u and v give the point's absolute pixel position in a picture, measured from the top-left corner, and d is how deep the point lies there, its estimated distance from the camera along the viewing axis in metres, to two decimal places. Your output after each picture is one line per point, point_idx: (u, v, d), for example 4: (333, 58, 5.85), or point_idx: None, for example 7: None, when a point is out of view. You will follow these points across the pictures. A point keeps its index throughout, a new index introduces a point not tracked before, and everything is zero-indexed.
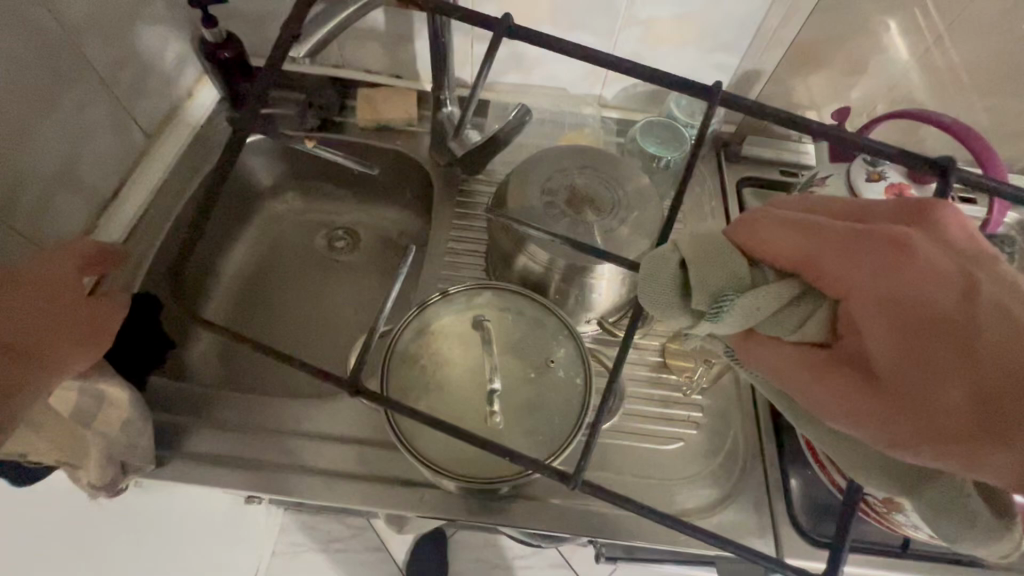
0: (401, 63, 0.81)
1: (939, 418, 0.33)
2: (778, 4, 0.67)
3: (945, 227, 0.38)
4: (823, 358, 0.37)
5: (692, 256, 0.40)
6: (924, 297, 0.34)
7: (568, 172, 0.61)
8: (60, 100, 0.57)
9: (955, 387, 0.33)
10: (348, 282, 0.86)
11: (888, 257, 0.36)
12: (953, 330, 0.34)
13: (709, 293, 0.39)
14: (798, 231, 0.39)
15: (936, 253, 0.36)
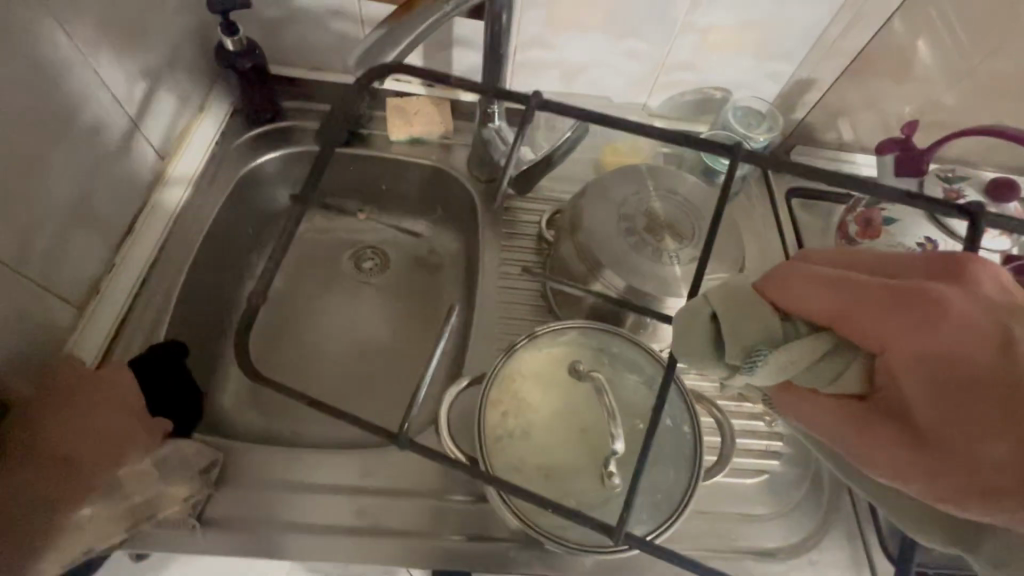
0: (435, 71, 0.75)
1: (988, 478, 0.26)
2: (842, 15, 0.66)
3: (988, 275, 0.31)
4: (859, 411, 0.30)
5: (727, 303, 0.35)
6: (959, 354, 0.28)
7: (644, 196, 0.59)
8: (75, 125, 0.51)
9: (1002, 442, 0.26)
10: (378, 306, 0.78)
11: (915, 311, 0.30)
12: (993, 386, 0.27)
13: (742, 344, 0.33)
14: (821, 284, 0.33)
15: (973, 303, 0.29)
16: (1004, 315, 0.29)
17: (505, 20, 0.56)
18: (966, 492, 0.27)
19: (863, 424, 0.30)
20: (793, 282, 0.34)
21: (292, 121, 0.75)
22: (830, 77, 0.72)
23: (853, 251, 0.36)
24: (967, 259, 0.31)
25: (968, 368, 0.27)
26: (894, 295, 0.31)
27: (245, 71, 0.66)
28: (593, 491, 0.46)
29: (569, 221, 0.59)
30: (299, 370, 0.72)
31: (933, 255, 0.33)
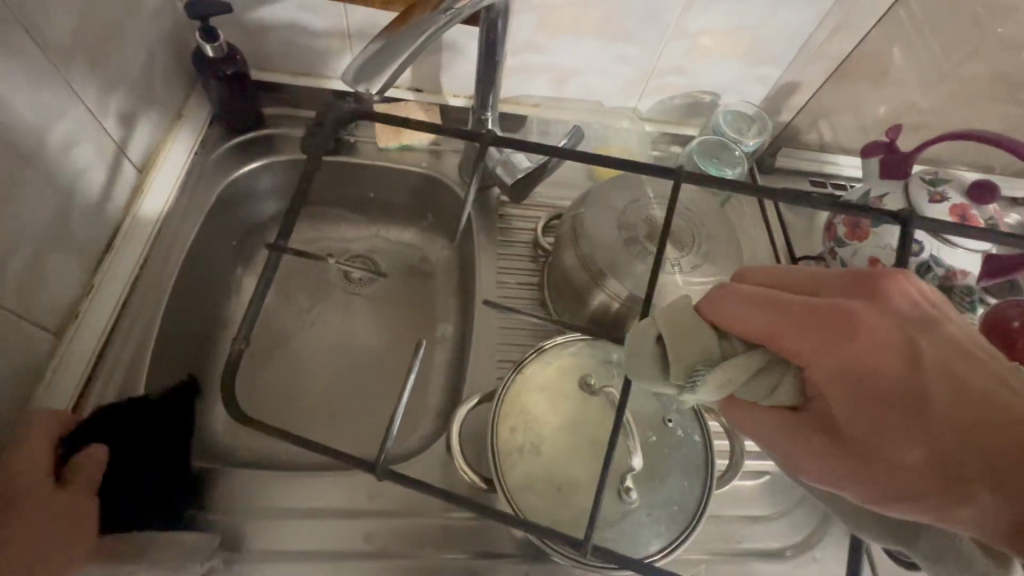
0: (424, 76, 0.73)
1: (903, 481, 0.27)
2: (826, 21, 0.67)
3: (900, 291, 0.32)
4: (795, 424, 0.31)
5: (669, 327, 0.36)
6: (872, 368, 0.29)
7: (642, 204, 0.59)
8: (46, 138, 0.48)
9: (912, 448, 0.27)
10: (369, 317, 0.76)
11: (833, 330, 0.30)
12: (902, 397, 0.28)
13: (684, 365, 0.34)
14: (754, 305, 0.33)
15: (884, 318, 0.30)
16: (911, 328, 0.30)
17: (501, 26, 0.55)
18: (889, 497, 0.28)
19: (797, 435, 0.31)
20: (730, 303, 0.34)
21: (276, 128, 0.72)
22: (814, 81, 0.74)
23: (785, 269, 0.36)
24: (886, 275, 0.33)
25: (881, 381, 0.28)
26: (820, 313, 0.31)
27: (225, 77, 0.64)
28: (611, 506, 0.45)
29: (570, 231, 0.59)
30: (291, 389, 0.69)
31: (853, 273, 0.34)
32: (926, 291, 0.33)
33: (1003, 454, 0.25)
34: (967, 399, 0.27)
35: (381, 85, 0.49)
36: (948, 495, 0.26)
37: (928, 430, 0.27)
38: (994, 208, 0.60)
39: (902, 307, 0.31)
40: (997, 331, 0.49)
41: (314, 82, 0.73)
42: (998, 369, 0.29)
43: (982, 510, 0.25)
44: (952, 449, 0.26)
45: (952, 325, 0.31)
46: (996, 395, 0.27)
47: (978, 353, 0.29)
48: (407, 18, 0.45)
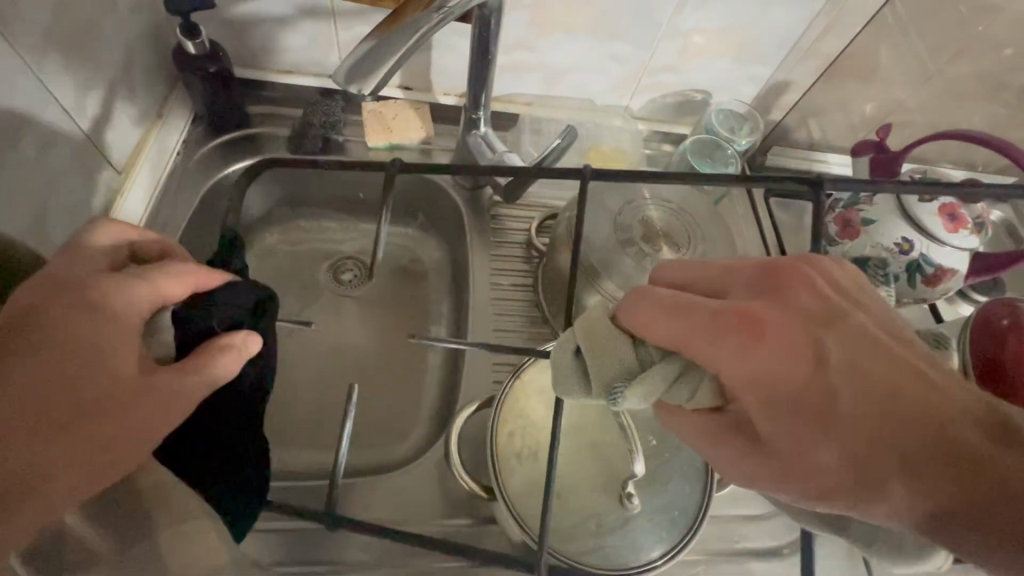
0: (414, 75, 0.71)
1: (822, 480, 0.29)
2: (816, 21, 0.68)
3: (806, 284, 0.32)
4: (716, 424, 0.32)
5: (589, 342, 0.36)
6: (782, 372, 0.29)
7: (638, 204, 0.59)
8: (21, 142, 0.47)
9: (826, 450, 0.28)
10: (359, 320, 0.74)
11: (740, 334, 0.30)
12: (813, 401, 0.29)
13: (603, 382, 0.35)
14: (665, 313, 0.32)
15: (790, 319, 0.30)
16: (819, 325, 0.30)
17: (495, 26, 0.54)
18: (810, 495, 0.29)
19: (718, 437, 0.32)
20: (643, 310, 0.33)
21: (262, 127, 0.70)
22: (805, 80, 0.75)
23: (696, 264, 0.36)
24: (785, 272, 0.32)
25: (790, 386, 0.29)
26: (721, 319, 0.30)
27: (209, 75, 0.62)
28: (613, 512, 0.46)
29: (567, 231, 0.59)
30: (278, 396, 0.67)
31: (760, 266, 0.33)
32: (825, 283, 0.32)
33: (910, 450, 0.27)
34: (875, 396, 0.28)
35: (376, 84, 0.47)
36: (867, 491, 0.28)
37: (840, 432, 0.28)
38: (982, 208, 0.59)
39: (803, 307, 0.31)
40: (986, 332, 0.48)
41: (303, 81, 0.72)
42: (906, 357, 0.29)
43: (894, 504, 0.27)
44: (863, 449, 0.28)
45: (854, 319, 0.31)
46: (902, 390, 0.28)
47: (886, 342, 0.30)
48: (399, 15, 0.44)
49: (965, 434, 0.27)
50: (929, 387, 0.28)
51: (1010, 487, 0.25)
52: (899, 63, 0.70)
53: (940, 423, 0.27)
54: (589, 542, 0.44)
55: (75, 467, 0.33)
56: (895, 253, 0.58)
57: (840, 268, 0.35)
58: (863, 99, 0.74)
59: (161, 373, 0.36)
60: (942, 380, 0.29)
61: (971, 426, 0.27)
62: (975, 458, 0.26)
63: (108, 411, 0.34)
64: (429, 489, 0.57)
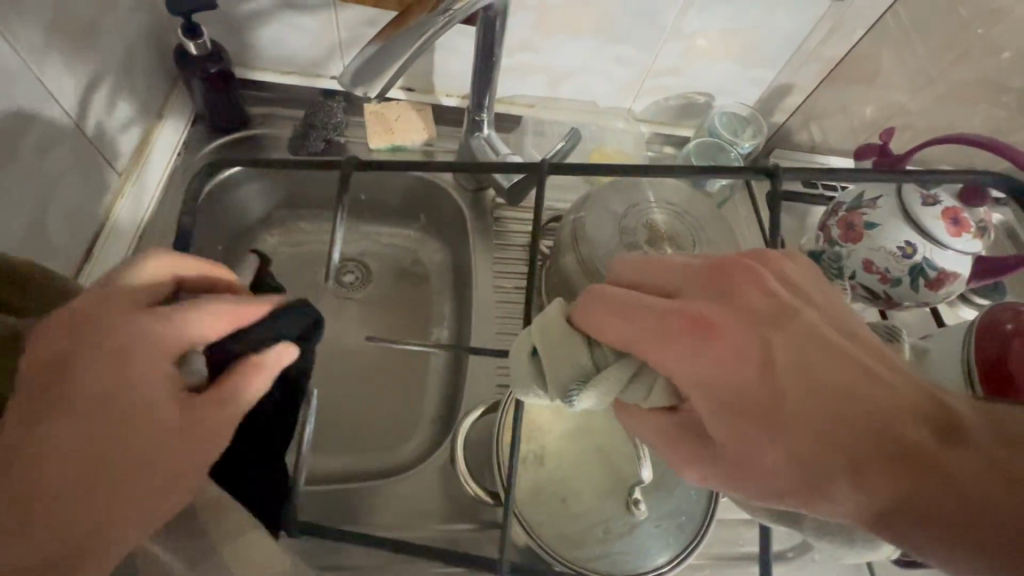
0: (417, 76, 0.71)
1: (773, 482, 0.27)
2: (820, 24, 0.68)
3: (753, 283, 0.32)
4: (670, 425, 0.31)
5: (545, 346, 0.36)
6: (729, 373, 0.28)
7: (643, 208, 0.59)
8: (22, 143, 0.46)
9: (775, 449, 0.27)
10: (361, 322, 0.73)
11: (688, 336, 0.29)
12: (761, 403, 0.27)
13: (559, 384, 0.35)
14: (617, 316, 0.32)
15: (737, 318, 0.30)
16: (766, 324, 0.29)
17: (500, 28, 0.54)
18: (763, 496, 0.28)
19: (674, 437, 0.31)
20: (597, 311, 0.34)
21: (264, 127, 0.70)
22: (807, 83, 0.75)
23: (650, 263, 0.35)
24: (733, 273, 0.32)
25: (739, 387, 0.28)
26: (666, 321, 0.30)
27: (211, 76, 0.61)
28: (621, 518, 0.47)
29: (570, 235, 0.59)
30: None
31: (710, 265, 0.33)
32: (774, 282, 0.32)
33: (857, 448, 0.25)
34: (822, 394, 0.27)
35: (382, 87, 0.47)
36: (818, 491, 0.26)
37: (790, 433, 0.27)
38: (986, 210, 0.58)
39: (749, 307, 0.30)
40: (991, 337, 0.48)
41: (305, 82, 0.71)
42: (852, 351, 0.28)
43: (845, 503, 0.26)
44: (811, 450, 0.26)
45: (803, 317, 0.30)
46: (850, 386, 0.27)
47: (834, 340, 0.29)
48: (404, 19, 0.44)
49: (916, 432, 0.25)
50: (876, 383, 0.27)
51: (958, 483, 0.24)
52: (900, 66, 0.69)
53: (891, 421, 0.26)
54: (596, 550, 0.45)
55: (126, 511, 0.29)
56: (898, 257, 0.58)
57: (794, 263, 0.34)
58: (865, 102, 0.74)
59: (195, 401, 0.33)
60: (889, 376, 0.27)
61: (920, 421, 0.26)
62: (926, 456, 0.25)
63: (143, 447, 0.30)
64: (433, 493, 0.57)
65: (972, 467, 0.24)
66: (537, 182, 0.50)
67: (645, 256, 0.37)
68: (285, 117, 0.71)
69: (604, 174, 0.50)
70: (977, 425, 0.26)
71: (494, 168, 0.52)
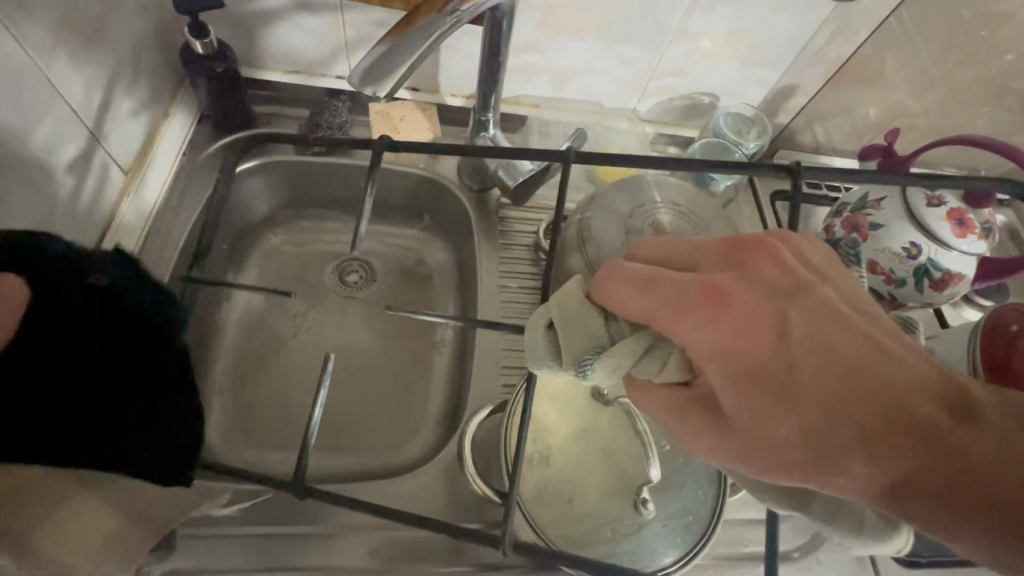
0: (422, 75, 0.71)
1: (783, 455, 0.27)
2: (826, 24, 0.68)
3: (771, 257, 0.31)
4: (681, 403, 0.31)
5: (561, 317, 0.36)
6: (745, 347, 0.28)
7: (649, 207, 0.59)
8: (28, 141, 0.46)
9: (789, 423, 0.27)
10: (366, 322, 0.73)
11: (705, 306, 0.29)
12: (776, 377, 0.27)
13: (573, 355, 0.35)
14: (633, 289, 0.31)
15: (755, 292, 0.29)
16: (782, 299, 0.29)
17: (507, 27, 0.54)
18: (772, 470, 0.28)
19: (683, 413, 0.31)
20: (611, 284, 0.32)
21: (268, 127, 0.70)
22: (812, 84, 0.75)
23: (666, 241, 0.35)
24: (753, 247, 0.31)
25: (754, 361, 0.27)
26: (684, 292, 0.29)
27: (216, 75, 0.61)
28: (627, 517, 0.47)
29: (576, 234, 0.59)
30: (283, 397, 0.67)
31: (726, 240, 0.32)
32: (791, 257, 0.31)
33: (869, 423, 0.26)
34: (837, 369, 0.27)
35: (391, 86, 0.47)
36: (829, 465, 0.26)
37: (801, 405, 0.27)
38: (989, 213, 0.58)
39: (766, 281, 0.30)
40: (996, 339, 0.48)
41: (310, 82, 0.71)
42: (866, 326, 0.28)
43: (854, 476, 0.26)
44: (823, 424, 0.26)
45: (820, 292, 0.30)
46: (865, 362, 0.27)
47: (850, 316, 0.29)
48: (412, 19, 0.44)
49: (926, 408, 0.26)
50: (888, 360, 0.27)
51: (962, 458, 0.25)
52: (904, 68, 0.69)
53: (902, 396, 0.26)
54: (602, 549, 0.45)
55: None
56: (903, 258, 0.58)
57: (808, 243, 0.34)
58: (868, 103, 0.74)
59: None
60: (901, 353, 0.28)
61: (930, 398, 0.26)
62: (933, 431, 0.25)
63: None
64: (437, 493, 0.57)
65: (979, 444, 0.25)
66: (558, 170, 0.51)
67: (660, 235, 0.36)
68: (290, 117, 0.71)
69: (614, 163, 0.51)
70: (987, 403, 0.26)
71: (511, 154, 0.52)
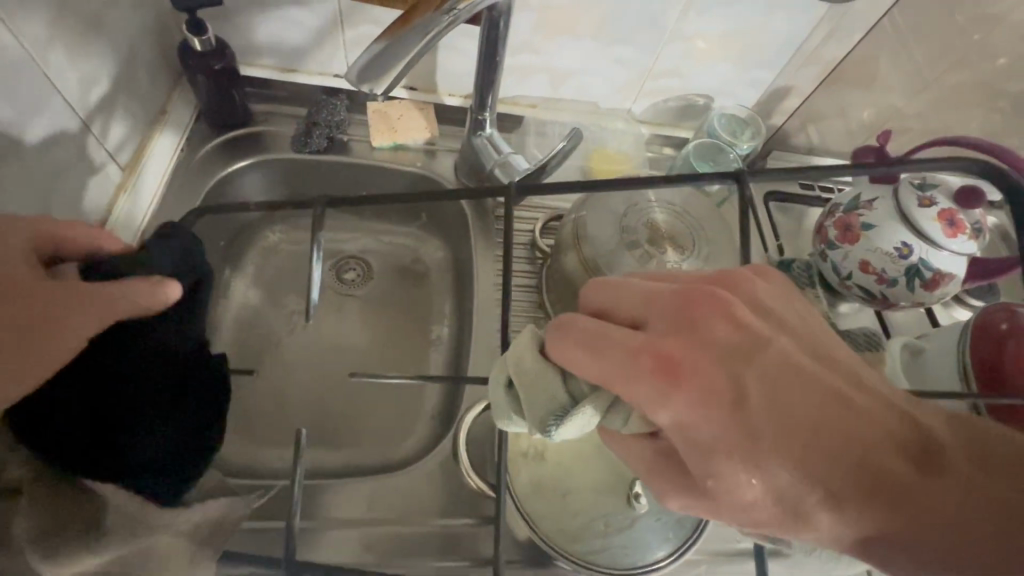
0: (421, 74, 0.71)
1: (753, 515, 0.28)
2: (822, 25, 0.68)
3: (721, 311, 0.30)
4: (650, 453, 0.31)
5: (517, 375, 0.34)
6: (702, 414, 0.27)
7: (644, 207, 0.59)
8: (25, 136, 0.47)
9: (754, 488, 0.27)
10: (362, 322, 0.73)
11: (656, 379, 0.27)
12: (739, 443, 0.27)
13: (536, 418, 0.33)
14: (586, 352, 0.30)
15: (705, 355, 0.28)
16: (735, 362, 0.28)
17: (503, 27, 0.54)
18: (744, 525, 0.28)
19: (655, 465, 0.31)
20: (564, 349, 0.31)
21: (264, 125, 0.70)
22: (806, 85, 0.76)
23: (618, 286, 0.32)
24: (704, 301, 0.30)
25: (715, 426, 0.27)
26: (635, 363, 0.28)
27: (214, 73, 0.61)
28: (621, 512, 0.47)
29: (571, 234, 0.59)
30: (279, 395, 0.67)
31: (676, 288, 0.31)
32: (738, 305, 0.30)
33: (835, 484, 0.26)
34: (797, 432, 0.27)
35: (386, 86, 0.48)
36: (799, 524, 0.27)
37: (768, 469, 0.27)
38: (980, 213, 0.58)
39: (717, 344, 0.28)
40: (984, 338, 0.49)
41: (308, 80, 0.72)
42: (827, 380, 0.28)
43: (825, 533, 0.27)
44: (788, 485, 0.27)
45: (777, 350, 0.29)
46: (830, 424, 0.27)
47: (808, 369, 0.28)
48: (410, 17, 0.44)
49: (892, 460, 0.27)
50: (854, 416, 0.27)
51: (930, 508, 0.26)
52: (899, 71, 0.70)
53: (866, 453, 0.26)
54: (595, 542, 0.46)
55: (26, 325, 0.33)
56: (894, 257, 0.59)
57: (763, 282, 0.33)
58: (863, 106, 0.75)
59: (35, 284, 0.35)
60: (867, 405, 0.28)
61: (896, 451, 0.27)
62: (902, 485, 0.26)
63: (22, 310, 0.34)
64: (430, 491, 0.57)
65: (941, 494, 0.26)
66: (507, 213, 0.47)
67: (609, 275, 0.34)
68: (291, 116, 0.72)
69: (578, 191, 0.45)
70: (949, 446, 0.28)
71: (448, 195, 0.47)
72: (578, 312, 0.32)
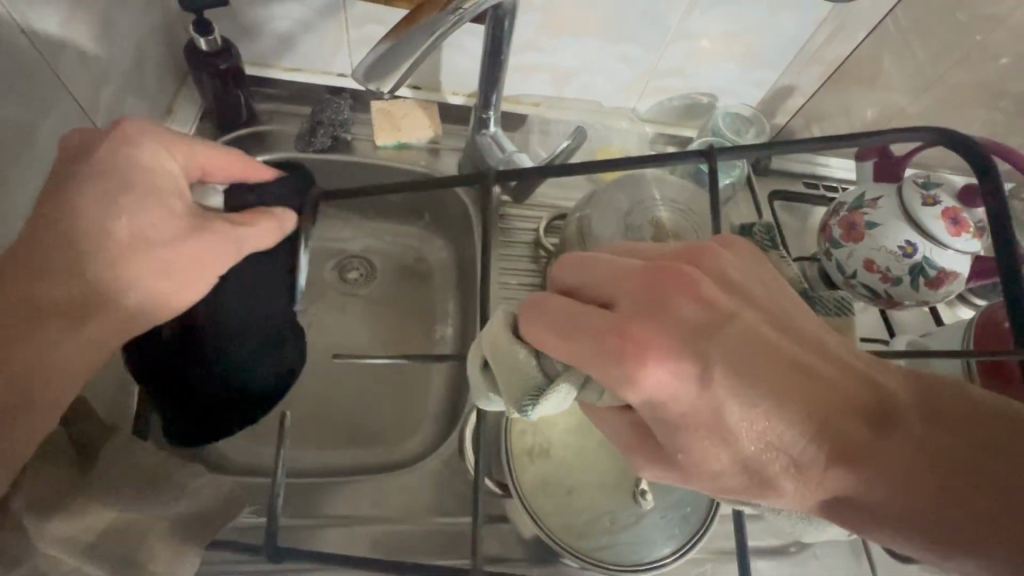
0: (425, 73, 0.71)
1: (721, 481, 0.29)
2: (826, 24, 0.68)
3: (688, 289, 0.29)
4: (630, 431, 0.31)
5: (490, 356, 0.35)
6: (673, 392, 0.27)
7: (649, 205, 0.59)
8: (35, 133, 0.47)
9: (720, 457, 0.28)
10: (365, 320, 0.73)
11: (621, 358, 0.27)
12: (708, 417, 0.27)
13: (510, 398, 0.33)
14: (557, 333, 0.30)
15: (668, 332, 0.27)
16: (700, 339, 0.28)
17: (508, 26, 0.54)
18: (715, 490, 0.30)
19: (633, 441, 0.31)
20: (537, 329, 0.31)
21: (267, 124, 0.70)
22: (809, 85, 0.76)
23: (587, 262, 0.32)
24: (673, 278, 0.29)
25: (682, 403, 0.27)
26: (603, 342, 0.28)
27: (219, 72, 0.62)
28: (625, 509, 0.48)
29: (577, 231, 0.60)
30: None
31: (643, 266, 0.30)
32: (705, 280, 0.30)
33: (795, 449, 0.27)
34: (761, 405, 0.27)
35: (393, 84, 0.48)
36: (766, 487, 0.28)
37: (735, 443, 0.27)
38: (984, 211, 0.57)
39: (683, 320, 0.28)
40: (988, 334, 0.49)
41: (314, 81, 0.72)
42: (795, 353, 0.28)
43: (787, 493, 0.28)
44: (753, 454, 0.28)
45: (742, 323, 0.28)
46: (793, 394, 0.27)
47: (775, 341, 0.28)
48: (415, 16, 0.44)
49: (850, 423, 0.27)
50: (817, 385, 0.27)
51: (884, 464, 0.27)
52: (901, 70, 0.70)
53: (828, 420, 0.27)
54: (600, 539, 0.46)
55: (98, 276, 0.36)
56: (898, 257, 0.59)
57: (729, 254, 0.33)
58: (866, 105, 0.75)
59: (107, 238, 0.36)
60: (828, 372, 0.28)
61: (857, 415, 0.27)
62: (857, 445, 0.27)
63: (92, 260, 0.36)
64: (432, 488, 0.57)
65: (895, 451, 0.27)
66: (486, 194, 0.50)
67: (578, 251, 0.33)
68: (295, 115, 0.72)
69: (555, 173, 0.50)
70: (906, 406, 0.28)
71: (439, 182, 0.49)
72: (548, 293, 0.32)
